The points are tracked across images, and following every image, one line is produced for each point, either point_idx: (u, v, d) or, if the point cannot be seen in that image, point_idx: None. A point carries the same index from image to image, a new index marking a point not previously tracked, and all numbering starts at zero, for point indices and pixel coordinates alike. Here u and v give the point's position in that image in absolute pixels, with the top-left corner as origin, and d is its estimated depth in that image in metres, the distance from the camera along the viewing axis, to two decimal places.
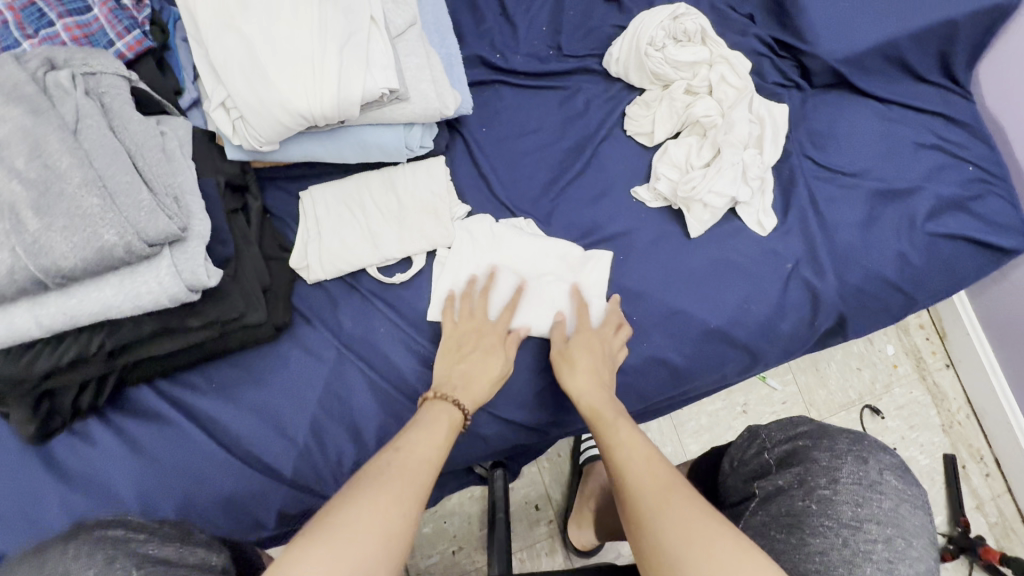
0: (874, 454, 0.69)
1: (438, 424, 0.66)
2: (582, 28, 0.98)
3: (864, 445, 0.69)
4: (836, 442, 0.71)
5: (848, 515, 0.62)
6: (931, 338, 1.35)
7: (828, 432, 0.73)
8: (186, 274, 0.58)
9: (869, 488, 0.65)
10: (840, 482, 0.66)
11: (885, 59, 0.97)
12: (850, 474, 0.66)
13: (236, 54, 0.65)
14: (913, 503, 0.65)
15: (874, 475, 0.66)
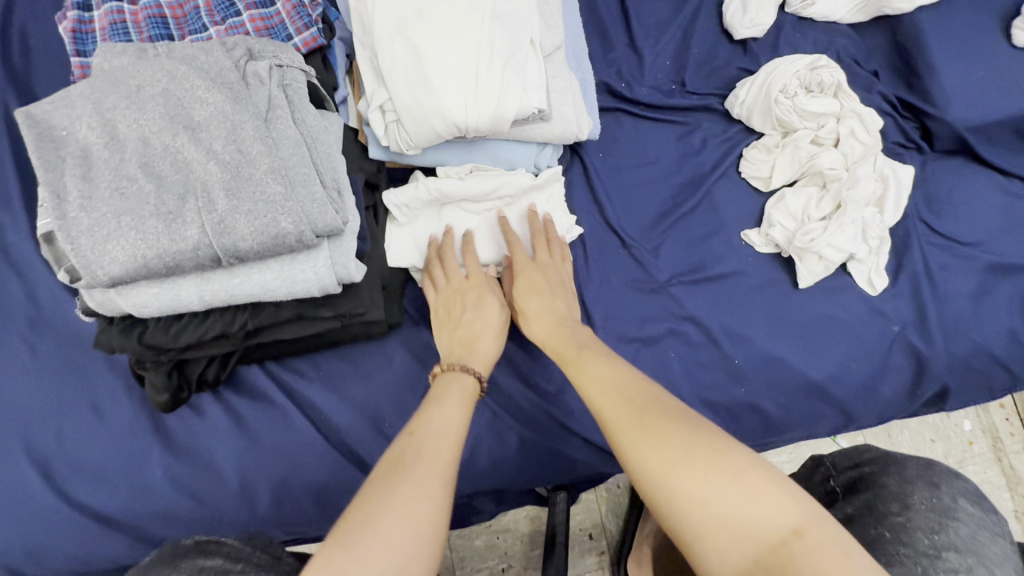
0: (947, 480, 0.61)
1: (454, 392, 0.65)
2: (706, 68, 0.99)
3: (934, 470, 0.62)
4: (904, 468, 0.64)
5: (924, 542, 0.53)
6: (1011, 420, 1.29)
7: (894, 458, 0.66)
8: (340, 267, 0.60)
9: (946, 515, 0.56)
10: (912, 507, 0.57)
11: (1013, 132, 0.96)
12: (923, 499, 0.58)
13: (404, 60, 0.67)
14: (992, 530, 0.56)
15: (948, 501, 0.58)
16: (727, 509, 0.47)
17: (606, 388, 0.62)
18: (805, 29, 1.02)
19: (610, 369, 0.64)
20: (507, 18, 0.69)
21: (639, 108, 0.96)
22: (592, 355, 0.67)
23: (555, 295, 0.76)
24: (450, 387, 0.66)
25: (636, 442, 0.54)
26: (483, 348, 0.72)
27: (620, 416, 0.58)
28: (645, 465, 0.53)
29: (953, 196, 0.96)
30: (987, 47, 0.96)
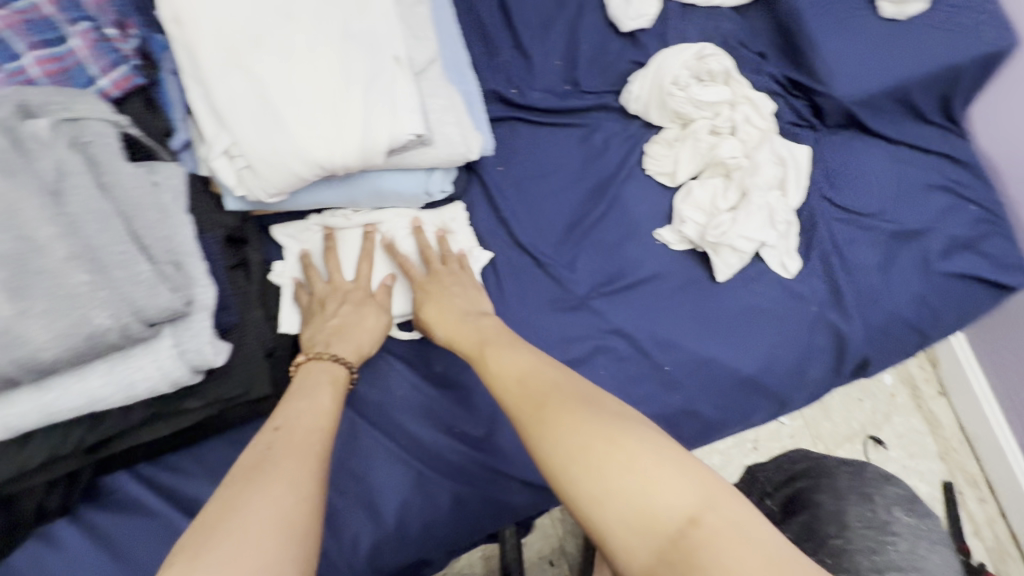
0: (878, 488, 0.59)
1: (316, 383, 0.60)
2: (598, 64, 0.95)
3: (865, 478, 0.61)
4: (836, 481, 0.61)
5: (866, 566, 0.51)
6: (924, 367, 1.37)
7: (826, 468, 0.64)
8: (189, 354, 0.49)
9: (882, 531, 0.54)
10: (849, 527, 0.55)
11: (894, 100, 0.99)
12: (859, 517, 0.56)
13: (244, 97, 0.56)
14: (930, 538, 0.55)
15: (883, 514, 0.56)
16: (627, 498, 0.42)
17: (517, 380, 0.55)
18: (689, 16, 1.00)
19: (516, 361, 0.58)
20: (363, 37, 0.60)
21: (534, 114, 0.89)
22: (504, 349, 0.61)
23: (457, 299, 0.71)
24: (317, 378, 0.61)
25: (541, 435, 0.49)
26: (360, 343, 0.66)
27: (531, 411, 0.51)
28: (551, 455, 0.47)
29: (849, 169, 0.98)
30: (862, 18, 0.97)
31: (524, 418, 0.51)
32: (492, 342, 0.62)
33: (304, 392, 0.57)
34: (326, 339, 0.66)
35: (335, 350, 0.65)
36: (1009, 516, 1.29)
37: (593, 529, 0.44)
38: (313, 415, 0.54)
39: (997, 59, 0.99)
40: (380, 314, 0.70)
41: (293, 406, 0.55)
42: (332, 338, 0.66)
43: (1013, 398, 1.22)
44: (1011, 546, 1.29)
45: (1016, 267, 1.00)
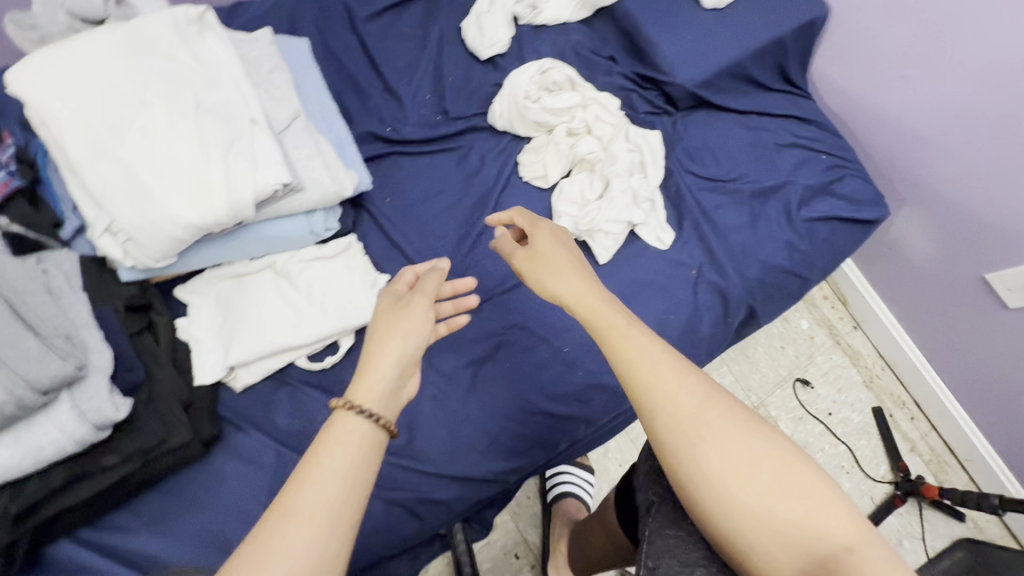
0: None
1: (351, 440, 0.49)
2: (464, 91, 1.05)
3: None
4: None
5: None
6: (836, 306, 1.48)
7: None
8: (88, 412, 0.56)
9: None
10: None
11: (734, 77, 1.11)
12: None
13: (115, 179, 0.64)
14: None
15: None
16: (785, 515, 0.45)
17: (651, 375, 0.52)
18: (541, 35, 1.11)
19: (653, 354, 0.54)
20: (217, 108, 0.69)
21: (412, 146, 0.98)
22: (618, 335, 0.56)
23: (556, 251, 0.67)
24: (347, 435, 0.49)
25: (695, 440, 0.48)
26: (387, 368, 0.54)
27: (681, 413, 0.50)
28: (708, 465, 0.47)
29: (707, 143, 1.09)
30: (689, 13, 1.10)
31: (677, 420, 0.50)
32: (613, 318, 0.58)
33: (349, 435, 0.49)
34: (355, 383, 0.53)
35: (375, 398, 0.52)
36: (939, 427, 1.38)
37: (735, 544, 0.46)
38: (348, 467, 0.47)
39: (815, 26, 1.12)
40: (423, 311, 0.60)
41: (332, 443, 0.48)
42: (374, 379, 0.53)
43: (911, 317, 1.33)
44: (947, 456, 1.38)
45: (872, 202, 1.11)
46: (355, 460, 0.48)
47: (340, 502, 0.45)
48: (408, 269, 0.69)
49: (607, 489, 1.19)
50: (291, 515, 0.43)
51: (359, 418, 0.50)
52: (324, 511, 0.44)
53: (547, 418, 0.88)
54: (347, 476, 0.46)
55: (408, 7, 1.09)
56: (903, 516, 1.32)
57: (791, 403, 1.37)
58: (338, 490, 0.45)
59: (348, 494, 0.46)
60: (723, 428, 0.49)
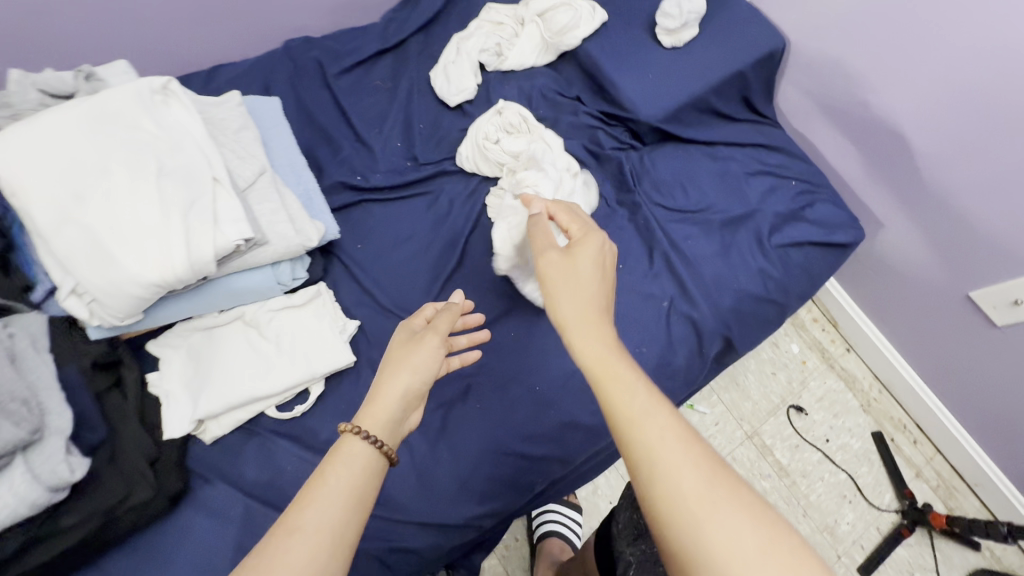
0: None
1: (356, 466, 0.53)
2: (433, 138, 1.08)
3: None
4: None
5: None
6: (827, 329, 1.45)
7: None
8: (44, 475, 0.57)
9: None
10: None
11: (698, 110, 1.13)
12: None
13: (80, 244, 0.67)
14: None
15: None
16: None
17: (630, 417, 0.49)
18: (508, 79, 1.15)
19: (637, 394, 0.50)
20: (180, 170, 0.72)
21: (384, 192, 1.01)
22: (608, 373, 0.52)
23: (585, 285, 0.60)
24: (352, 458, 0.54)
25: (697, 524, 0.43)
26: (393, 396, 0.59)
27: (662, 467, 0.46)
28: (708, 548, 0.42)
29: (675, 176, 1.10)
30: (649, 51, 1.13)
31: (679, 497, 0.45)
32: (602, 353, 0.54)
33: (352, 460, 0.54)
34: (366, 409, 0.58)
35: (379, 427, 0.57)
36: (944, 452, 1.33)
37: None
38: (347, 488, 0.52)
39: (774, 57, 1.14)
40: (434, 348, 0.64)
41: (339, 466, 0.53)
42: (380, 407, 0.58)
43: (903, 338, 1.31)
44: (956, 481, 1.32)
45: (846, 225, 1.12)
46: (356, 484, 0.52)
47: (340, 520, 0.49)
48: (429, 307, 0.72)
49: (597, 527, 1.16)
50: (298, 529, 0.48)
51: (363, 443, 0.55)
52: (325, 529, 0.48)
53: (521, 460, 0.87)
54: (349, 496, 0.51)
55: (378, 59, 1.14)
56: (915, 548, 1.26)
57: (786, 431, 1.34)
58: (340, 511, 0.50)
59: (348, 515, 0.50)
60: (728, 510, 0.44)
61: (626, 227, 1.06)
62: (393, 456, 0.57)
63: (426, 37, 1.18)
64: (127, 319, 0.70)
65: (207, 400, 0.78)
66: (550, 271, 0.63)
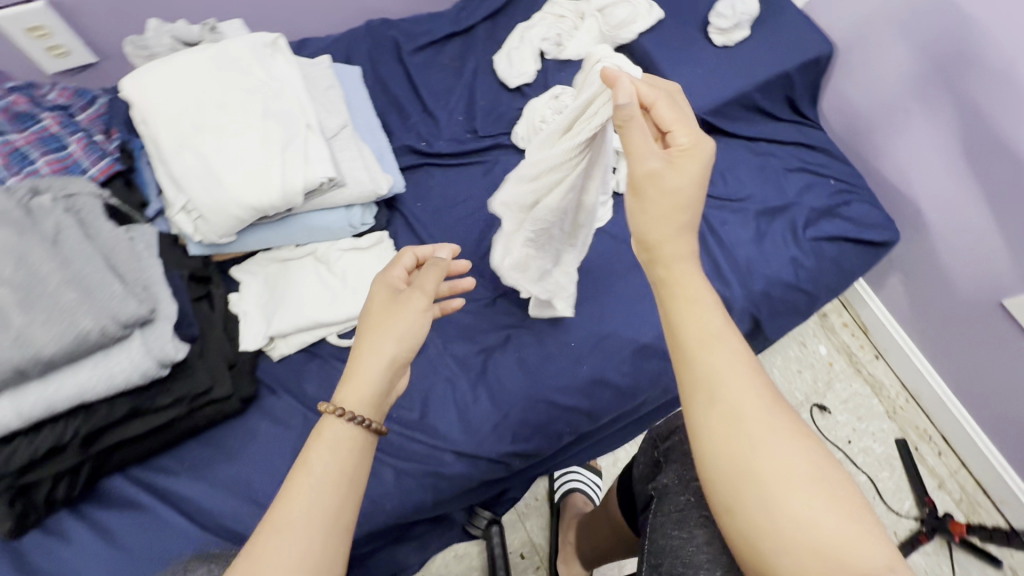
0: None
1: (341, 450, 0.52)
2: (492, 114, 1.17)
3: None
4: None
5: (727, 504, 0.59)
6: (856, 334, 1.47)
7: None
8: (156, 350, 0.67)
9: None
10: None
11: (743, 107, 1.19)
12: None
13: (194, 167, 0.77)
14: None
15: None
16: (832, 538, 0.41)
17: (699, 341, 0.51)
18: (565, 67, 1.24)
19: (711, 319, 0.52)
20: (281, 114, 0.82)
21: (444, 158, 1.11)
22: (680, 292, 0.55)
23: (675, 180, 0.57)
24: (336, 442, 0.52)
25: (755, 441, 0.45)
26: (375, 365, 0.57)
27: (725, 393, 0.48)
28: (761, 461, 0.44)
29: (717, 166, 1.16)
30: (700, 49, 1.20)
31: (740, 414, 0.46)
32: (683, 271, 0.55)
33: (336, 442, 0.52)
34: (344, 387, 0.56)
35: (363, 402, 0.55)
36: (970, 465, 1.33)
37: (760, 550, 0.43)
38: (332, 475, 0.51)
39: (820, 62, 1.20)
40: (422, 309, 0.62)
41: (320, 452, 0.52)
42: (359, 382, 0.55)
43: (934, 348, 1.32)
44: (981, 497, 1.31)
45: (882, 225, 1.15)
46: (344, 466, 0.52)
47: (336, 506, 0.50)
48: (409, 252, 0.70)
49: None
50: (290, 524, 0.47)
51: (346, 424, 0.53)
52: (321, 516, 0.48)
53: (552, 407, 0.93)
54: (338, 483, 0.51)
55: (448, 42, 1.25)
56: (933, 556, 1.25)
57: (807, 428, 1.36)
58: (332, 501, 0.49)
59: (341, 502, 0.50)
60: (783, 437, 0.46)
61: None
62: (381, 432, 0.55)
63: (493, 25, 1.28)
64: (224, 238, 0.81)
65: (280, 320, 0.87)
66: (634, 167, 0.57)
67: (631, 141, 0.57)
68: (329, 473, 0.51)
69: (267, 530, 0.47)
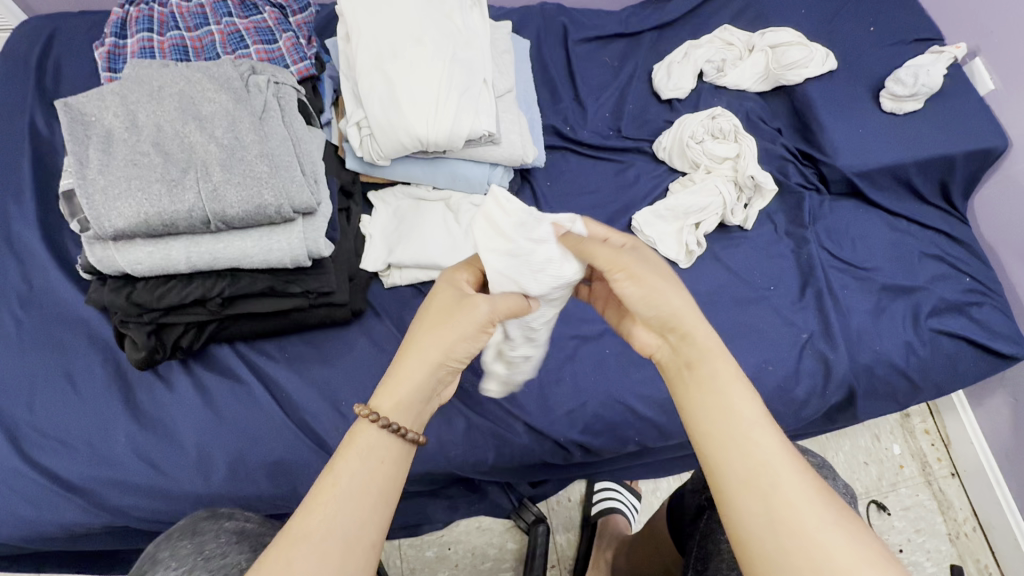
0: None
1: (381, 455, 0.54)
2: (639, 119, 1.19)
3: None
4: None
5: None
6: (937, 445, 1.38)
7: None
8: (311, 241, 0.73)
9: None
10: None
11: (895, 178, 1.14)
12: None
13: (379, 89, 0.84)
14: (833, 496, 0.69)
15: None
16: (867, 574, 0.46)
17: (735, 431, 0.53)
18: (720, 93, 1.23)
19: (746, 405, 0.54)
20: (465, 62, 0.87)
21: (583, 148, 1.14)
22: (702, 382, 0.56)
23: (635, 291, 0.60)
24: (377, 449, 0.54)
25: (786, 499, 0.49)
26: (416, 384, 0.58)
27: (760, 460, 0.51)
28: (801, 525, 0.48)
29: (849, 229, 1.12)
30: (862, 112, 1.17)
31: (763, 475, 0.51)
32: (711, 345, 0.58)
33: (372, 452, 0.54)
34: (384, 391, 0.57)
35: (399, 411, 0.56)
36: None
37: None
38: (371, 480, 0.53)
39: (990, 154, 1.12)
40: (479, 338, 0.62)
41: (355, 461, 0.53)
42: (396, 392, 0.57)
43: None
44: None
45: (1013, 337, 1.07)
46: (381, 475, 0.54)
47: (364, 520, 0.51)
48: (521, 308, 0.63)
49: (646, 521, 1.19)
50: (318, 535, 0.49)
51: (381, 432, 0.55)
52: (352, 535, 0.50)
53: (628, 413, 0.91)
54: (377, 492, 0.53)
55: (612, 41, 1.27)
56: None
57: None
58: (368, 511, 0.52)
59: (376, 516, 0.52)
60: (803, 488, 0.50)
61: (787, 256, 1.09)
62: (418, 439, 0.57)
63: (659, 35, 1.29)
64: (383, 160, 0.87)
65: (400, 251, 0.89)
66: (601, 265, 0.60)
67: (595, 258, 0.60)
68: (372, 474, 0.53)
69: (298, 543, 0.49)
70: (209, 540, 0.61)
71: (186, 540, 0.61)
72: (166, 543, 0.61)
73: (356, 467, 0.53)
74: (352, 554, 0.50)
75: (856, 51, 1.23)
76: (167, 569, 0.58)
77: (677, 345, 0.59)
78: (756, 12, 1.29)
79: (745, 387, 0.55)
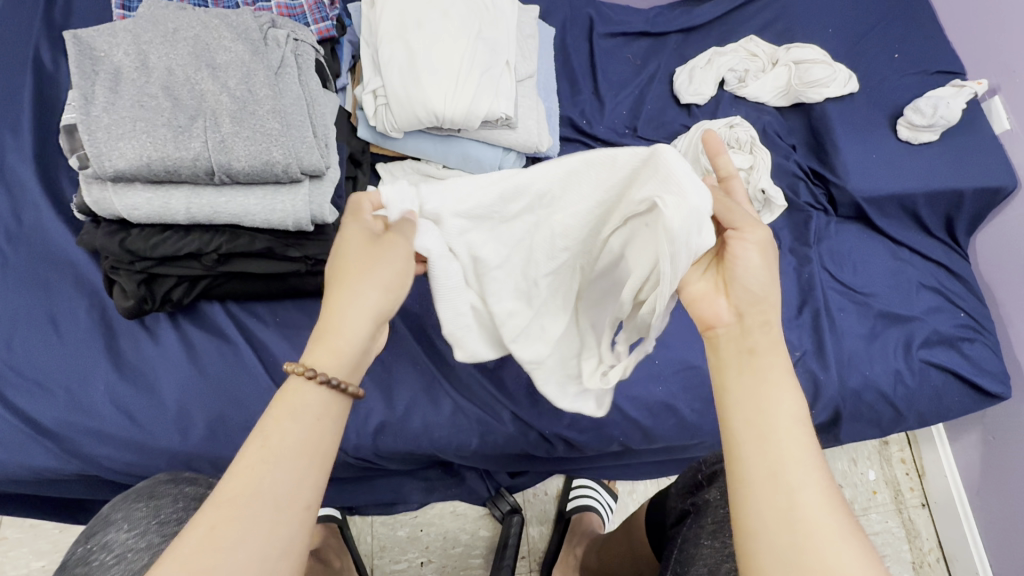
0: None
1: (304, 411, 0.52)
2: (655, 121, 1.19)
3: None
4: None
5: None
6: (910, 475, 1.38)
7: None
8: (315, 205, 0.71)
9: None
10: None
11: (902, 208, 1.14)
12: None
13: (400, 59, 0.82)
14: None
15: None
16: (847, 551, 0.47)
17: (772, 423, 0.53)
18: (739, 103, 1.22)
19: (788, 403, 0.54)
20: (489, 42, 0.85)
21: (597, 143, 1.13)
22: (757, 369, 0.57)
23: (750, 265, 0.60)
24: (303, 406, 0.53)
25: (788, 470, 0.51)
26: (355, 339, 0.57)
27: (777, 434, 0.53)
28: (795, 493, 0.50)
29: (851, 253, 1.12)
30: (877, 138, 1.17)
31: (774, 445, 0.52)
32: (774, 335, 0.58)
33: (304, 409, 0.52)
34: (316, 350, 0.56)
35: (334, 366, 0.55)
36: None
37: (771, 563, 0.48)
38: (300, 441, 0.51)
39: (999, 194, 1.12)
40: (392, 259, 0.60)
41: (286, 421, 0.51)
42: (323, 347, 0.56)
43: (993, 520, 1.23)
44: None
45: (1000, 376, 1.08)
46: (311, 435, 0.52)
47: (298, 481, 0.50)
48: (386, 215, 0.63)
49: (619, 522, 1.20)
50: (245, 500, 0.47)
51: (315, 388, 0.53)
52: (283, 496, 0.48)
53: (616, 412, 0.91)
54: (300, 451, 0.50)
55: (637, 39, 1.26)
56: None
57: None
58: (295, 472, 0.50)
59: (306, 477, 0.50)
60: (808, 470, 0.51)
61: (788, 273, 1.09)
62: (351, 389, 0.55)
63: (684, 39, 1.28)
64: (397, 132, 0.85)
65: None
66: (735, 222, 0.60)
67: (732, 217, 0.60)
68: (298, 435, 0.51)
69: (220, 508, 0.47)
70: (166, 504, 0.60)
71: (142, 502, 0.59)
72: (121, 503, 0.59)
73: (285, 428, 0.51)
74: (285, 515, 0.48)
75: (879, 76, 1.23)
76: (119, 531, 0.56)
77: (748, 329, 0.59)
78: (784, 25, 1.28)
79: (796, 384, 0.55)
